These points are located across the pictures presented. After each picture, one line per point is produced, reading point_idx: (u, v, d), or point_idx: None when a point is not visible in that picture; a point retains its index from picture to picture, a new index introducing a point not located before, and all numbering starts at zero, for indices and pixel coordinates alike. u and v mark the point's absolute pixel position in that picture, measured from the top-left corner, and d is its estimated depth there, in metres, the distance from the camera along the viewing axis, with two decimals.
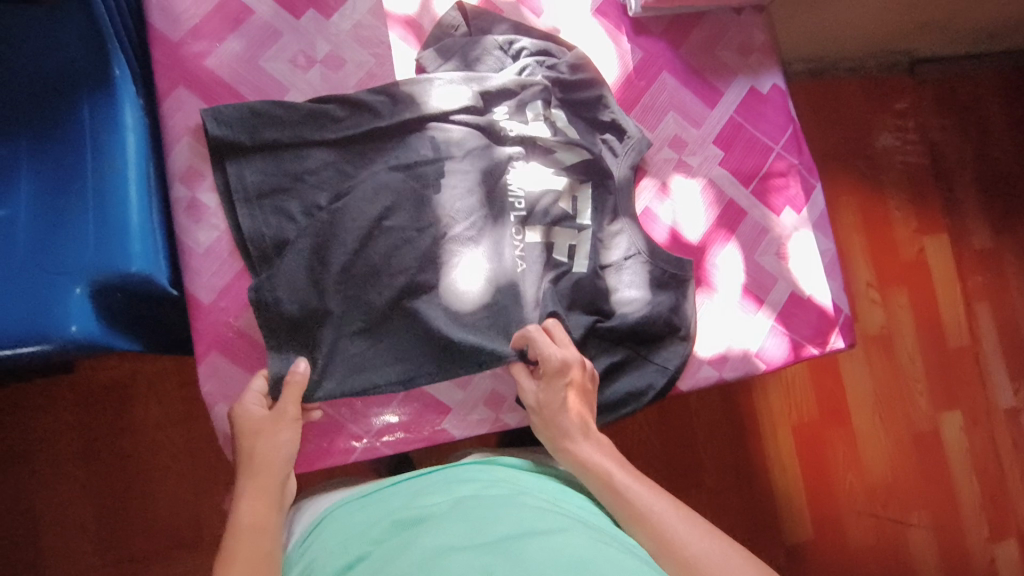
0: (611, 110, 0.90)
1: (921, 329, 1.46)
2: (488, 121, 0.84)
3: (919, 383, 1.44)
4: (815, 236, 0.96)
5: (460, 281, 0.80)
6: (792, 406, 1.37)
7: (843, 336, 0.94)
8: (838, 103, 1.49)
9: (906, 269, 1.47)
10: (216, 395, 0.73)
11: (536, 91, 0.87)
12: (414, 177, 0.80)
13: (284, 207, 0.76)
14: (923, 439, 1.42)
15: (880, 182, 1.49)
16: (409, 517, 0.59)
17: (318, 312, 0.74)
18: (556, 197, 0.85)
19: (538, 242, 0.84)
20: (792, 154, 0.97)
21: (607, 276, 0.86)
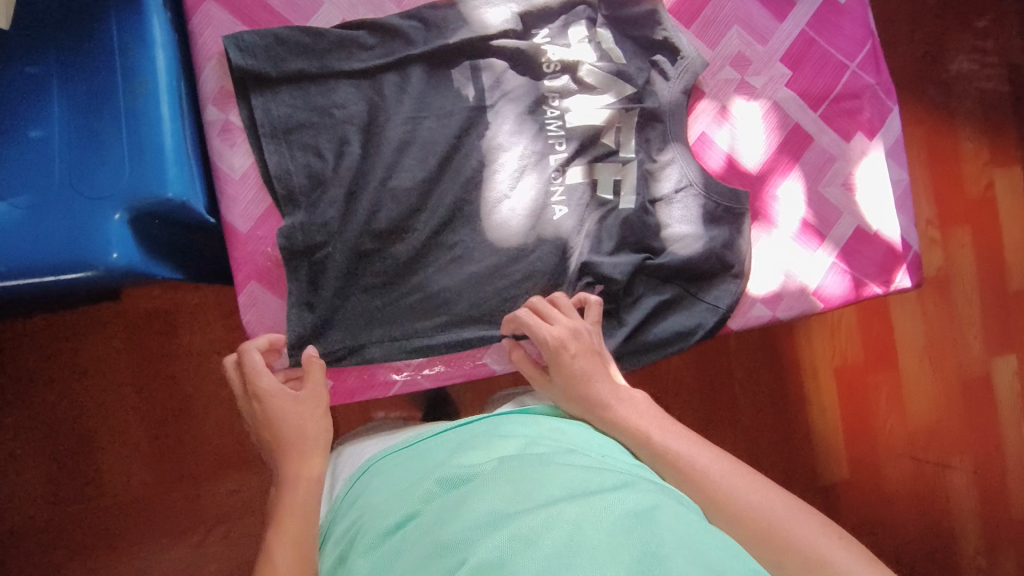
0: (664, 28, 0.81)
1: (981, 270, 1.38)
2: (530, 45, 0.78)
3: (973, 326, 1.38)
4: (887, 164, 0.89)
5: (505, 222, 0.77)
6: (838, 348, 1.32)
7: (910, 275, 0.88)
8: (915, 21, 1.35)
9: (972, 207, 1.38)
10: (258, 325, 0.73)
11: (581, 12, 0.81)
12: (450, 110, 0.76)
13: (313, 142, 0.73)
14: (971, 383, 1.38)
15: (951, 111, 1.37)
16: (449, 474, 0.56)
17: (351, 255, 0.73)
18: (598, 132, 0.79)
19: (581, 181, 0.79)
20: (867, 74, 0.88)
21: (659, 209, 0.81)
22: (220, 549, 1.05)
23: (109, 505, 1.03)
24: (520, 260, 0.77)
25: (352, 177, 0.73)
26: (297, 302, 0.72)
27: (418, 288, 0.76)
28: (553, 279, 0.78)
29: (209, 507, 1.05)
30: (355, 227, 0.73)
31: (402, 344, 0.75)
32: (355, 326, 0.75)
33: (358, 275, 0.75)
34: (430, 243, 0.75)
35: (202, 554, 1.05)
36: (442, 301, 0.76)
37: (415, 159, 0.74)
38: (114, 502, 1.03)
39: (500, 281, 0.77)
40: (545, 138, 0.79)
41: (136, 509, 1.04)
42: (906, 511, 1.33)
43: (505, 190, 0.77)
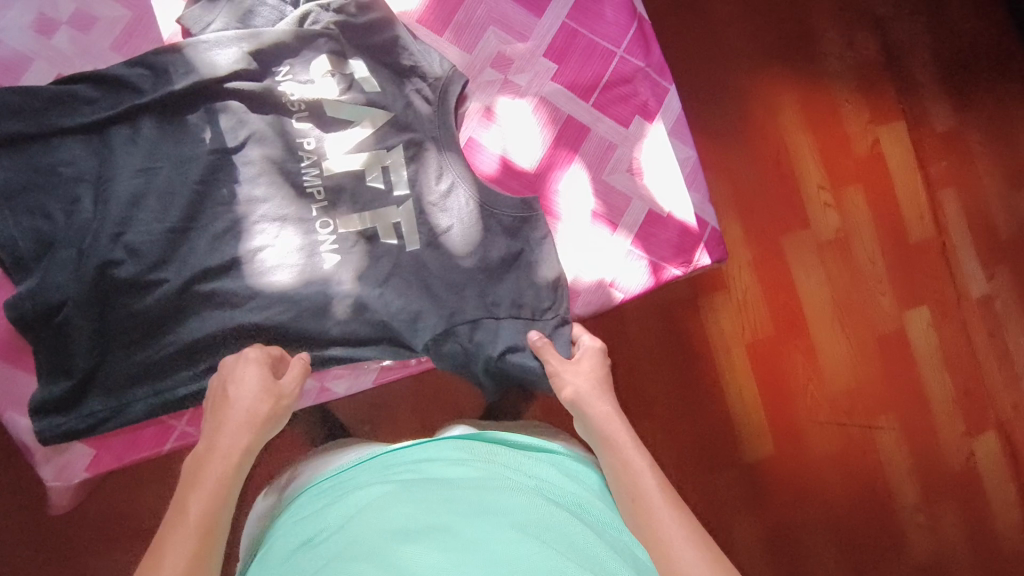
0: (410, 53, 0.78)
1: (881, 225, 1.23)
2: (264, 87, 0.74)
3: (880, 283, 1.23)
4: (670, 143, 0.87)
5: (269, 270, 0.75)
6: (748, 325, 1.19)
7: (710, 252, 0.86)
8: None
9: (862, 166, 1.24)
10: (6, 403, 0.72)
11: (322, 45, 0.76)
12: (190, 157, 0.73)
13: (38, 205, 0.70)
14: (886, 342, 1.22)
15: (824, 74, 1.25)
16: (372, 499, 0.53)
17: (94, 318, 0.70)
18: (362, 174, 0.77)
19: (355, 228, 0.76)
20: (636, 57, 0.86)
21: (429, 216, 0.77)
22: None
23: None
24: (287, 306, 0.74)
25: (83, 236, 0.70)
26: (44, 369, 0.71)
27: (174, 341, 0.73)
28: (324, 318, 0.75)
29: None
30: (90, 287, 0.70)
31: (166, 402, 0.73)
32: (110, 386, 0.72)
33: (109, 336, 0.71)
34: (179, 293, 0.73)
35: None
36: (207, 354, 0.74)
37: (158, 213, 0.72)
38: None
39: (268, 327, 0.74)
40: (304, 187, 0.76)
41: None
42: (834, 489, 1.18)
43: (266, 238, 0.75)
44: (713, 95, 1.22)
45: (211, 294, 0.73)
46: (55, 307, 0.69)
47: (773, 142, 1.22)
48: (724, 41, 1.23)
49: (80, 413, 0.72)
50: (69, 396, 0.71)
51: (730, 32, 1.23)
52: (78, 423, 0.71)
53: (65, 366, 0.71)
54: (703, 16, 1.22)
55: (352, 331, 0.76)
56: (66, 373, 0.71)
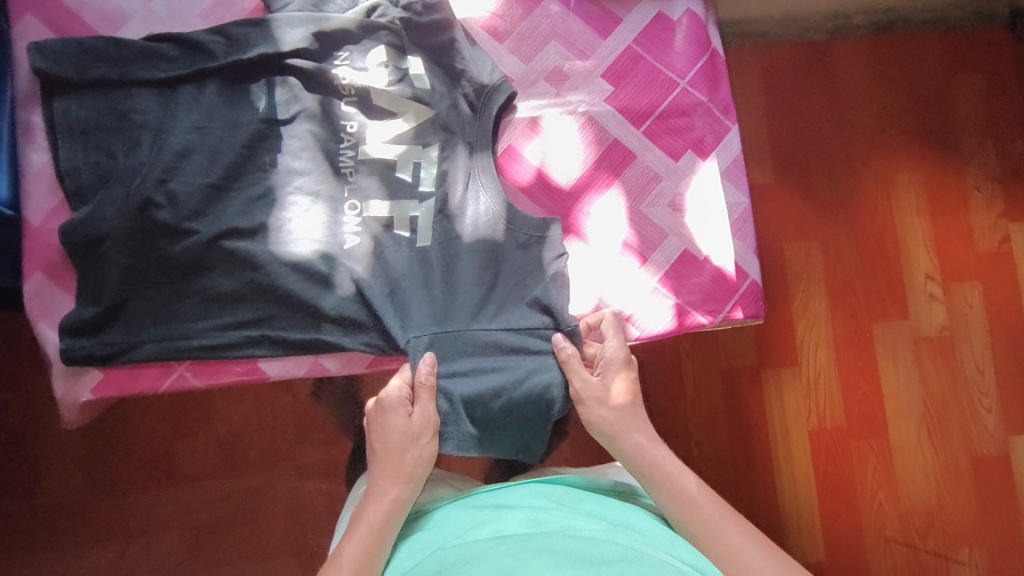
0: (464, 57, 0.79)
1: (997, 333, 1.14)
2: (320, 68, 0.78)
3: (987, 397, 1.13)
4: (722, 184, 0.81)
5: (292, 241, 0.76)
6: (815, 410, 1.11)
7: (744, 307, 0.79)
8: (909, 61, 1.18)
9: (985, 264, 1.15)
10: (38, 313, 0.76)
11: (383, 37, 0.78)
12: (239, 122, 0.77)
13: (107, 144, 0.76)
14: (984, 465, 1.11)
15: (955, 158, 1.16)
16: (461, 557, 0.56)
17: (124, 254, 0.74)
18: (392, 166, 0.78)
19: (375, 219, 0.77)
20: (700, 91, 0.82)
21: (450, 218, 0.77)
22: (150, 561, 0.99)
23: (38, 506, 1.00)
24: (301, 277, 0.75)
25: (138, 177, 0.74)
26: (79, 293, 0.75)
27: (196, 291, 0.75)
28: (331, 296, 0.75)
29: (142, 521, 1.00)
30: (129, 224, 0.74)
31: (173, 348, 0.75)
32: (131, 322, 0.75)
33: (136, 277, 0.74)
34: (206, 246, 0.75)
35: (126, 564, 0.99)
36: (221, 311, 0.75)
37: (206, 170, 0.76)
38: (44, 505, 1.00)
39: (281, 296, 0.75)
40: (340, 169, 0.78)
41: (81, 514, 1.00)
42: None
43: (296, 210, 0.77)
44: (809, 157, 1.16)
45: (234, 252, 0.75)
46: (96, 236, 0.74)
47: (880, 219, 1.15)
48: (845, 108, 1.17)
49: (101, 343, 0.74)
50: (95, 322, 0.74)
51: (849, 98, 1.17)
52: (97, 349, 0.74)
53: (89, 291, 0.74)
54: (824, 77, 1.17)
55: (350, 314, 0.75)
56: (95, 301, 0.74)
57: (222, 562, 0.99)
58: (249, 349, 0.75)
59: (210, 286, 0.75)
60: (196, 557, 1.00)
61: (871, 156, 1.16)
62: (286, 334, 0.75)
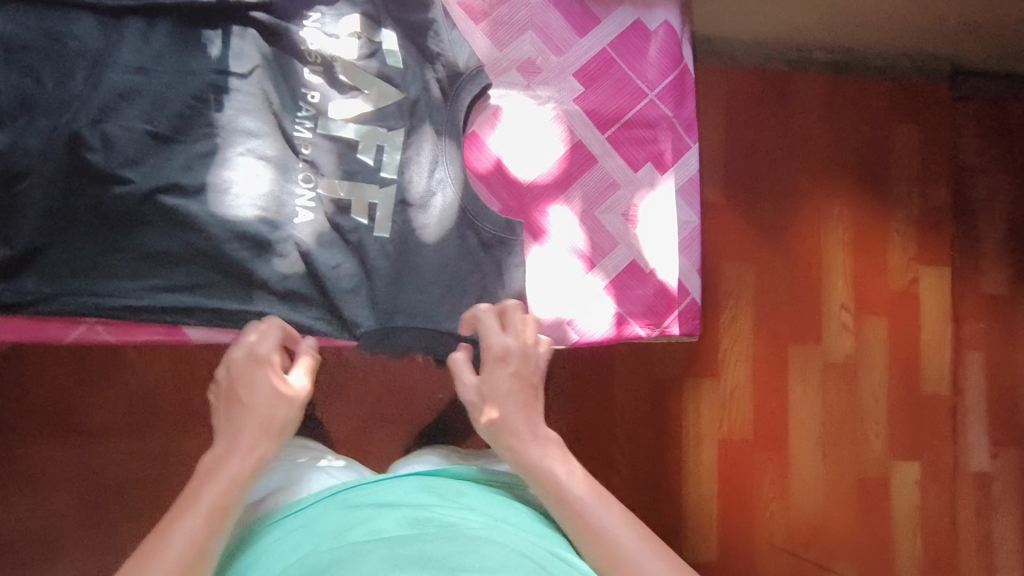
0: (440, 39, 0.77)
1: (895, 367, 1.23)
2: (285, 27, 0.73)
3: (878, 424, 1.22)
4: (677, 202, 0.83)
5: (235, 206, 0.72)
6: (726, 421, 1.17)
7: (681, 323, 0.81)
8: (854, 103, 1.24)
9: (893, 301, 1.23)
10: None
11: (359, 5, 0.75)
12: (190, 70, 0.72)
13: (35, 69, 0.69)
14: (867, 485, 1.21)
15: (883, 201, 1.24)
16: (331, 560, 0.52)
17: (47, 194, 0.68)
18: (354, 146, 0.75)
19: (328, 196, 0.75)
20: (666, 105, 0.83)
21: (411, 210, 0.76)
22: (37, 515, 0.93)
23: None
24: (242, 245, 0.72)
25: (72, 114, 0.69)
26: None
27: (129, 246, 0.71)
28: (276, 269, 0.73)
29: (28, 473, 0.93)
30: (60, 165, 0.68)
31: (91, 302, 0.70)
32: (47, 268, 0.69)
33: (59, 219, 0.69)
34: (143, 199, 0.71)
35: (7, 514, 0.92)
36: (152, 269, 0.71)
37: (149, 117, 0.71)
38: None
39: (223, 264, 0.73)
40: (292, 136, 0.74)
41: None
42: None
43: (242, 172, 0.73)
44: (756, 183, 1.20)
45: (173, 209, 0.71)
46: (16, 171, 0.68)
47: (808, 249, 1.21)
48: (793, 140, 1.22)
49: (11, 288, 0.68)
50: (7, 266, 0.68)
51: (798, 131, 1.22)
52: (4, 296, 0.68)
53: (1, 229, 0.68)
54: (778, 107, 1.21)
55: (296, 289, 0.74)
56: (7, 242, 0.68)
57: (115, 523, 0.94)
58: (177, 316, 0.71)
59: (147, 243, 0.71)
60: (88, 514, 0.93)
61: (811, 189, 1.22)
62: (222, 303, 0.72)
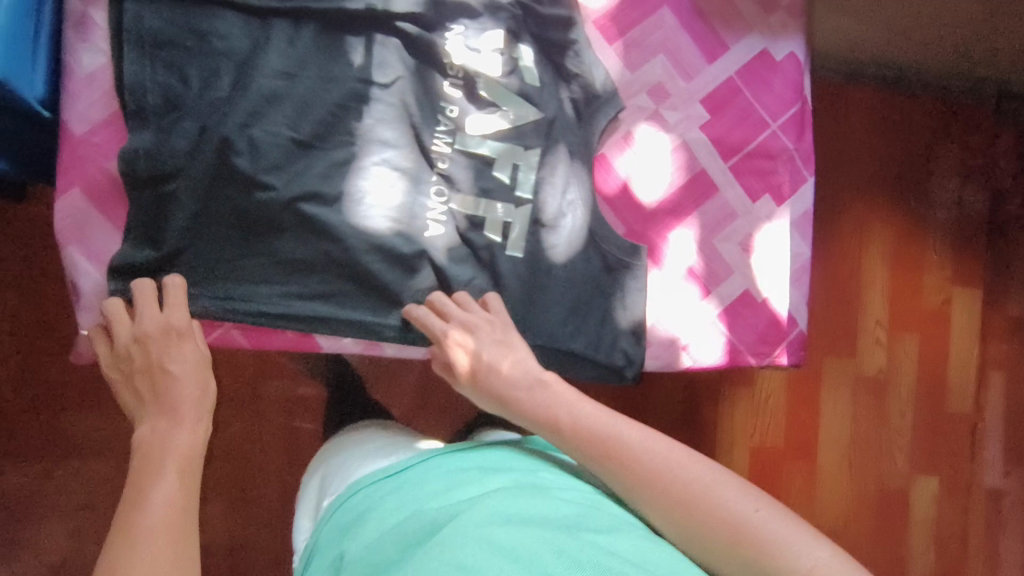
0: (580, 59, 0.76)
1: (921, 384, 1.27)
2: (430, 39, 0.72)
3: (902, 439, 1.26)
4: (790, 235, 0.85)
5: (370, 217, 0.72)
6: (759, 428, 1.20)
7: (789, 353, 0.84)
8: (903, 122, 1.25)
9: (927, 318, 1.26)
10: (70, 236, 0.68)
11: (503, 20, 0.74)
12: (334, 77, 0.71)
13: (180, 66, 0.67)
14: (888, 496, 1.25)
15: (924, 222, 1.26)
16: (444, 512, 0.58)
17: (189, 196, 0.67)
18: (490, 164, 0.75)
19: (463, 211, 0.75)
20: (787, 137, 0.84)
21: (544, 231, 0.77)
22: (69, 493, 0.97)
23: None
24: (378, 258, 0.72)
25: (218, 116, 0.68)
26: (130, 228, 0.67)
27: (265, 253, 0.70)
28: (410, 283, 0.74)
29: (69, 443, 0.97)
30: (206, 168, 0.67)
31: (231, 309, 0.70)
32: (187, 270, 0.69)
33: (200, 223, 0.68)
34: (283, 206, 0.70)
35: (52, 487, 0.96)
36: (288, 277, 0.71)
37: (292, 123, 0.70)
38: None
39: (358, 277, 0.72)
40: (431, 151, 0.74)
41: (11, 432, 0.95)
42: None
43: (378, 183, 0.73)
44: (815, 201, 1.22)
45: (311, 219, 0.70)
46: (161, 173, 0.67)
47: (852, 263, 1.24)
48: (852, 159, 1.23)
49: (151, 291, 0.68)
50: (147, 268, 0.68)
51: (858, 150, 1.24)
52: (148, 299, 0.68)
53: (142, 230, 0.68)
54: (838, 127, 1.23)
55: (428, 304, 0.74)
56: (149, 243, 0.68)
57: None
58: (310, 326, 0.72)
59: (280, 250, 0.70)
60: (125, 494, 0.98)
61: (861, 207, 1.24)
62: (356, 316, 0.72)
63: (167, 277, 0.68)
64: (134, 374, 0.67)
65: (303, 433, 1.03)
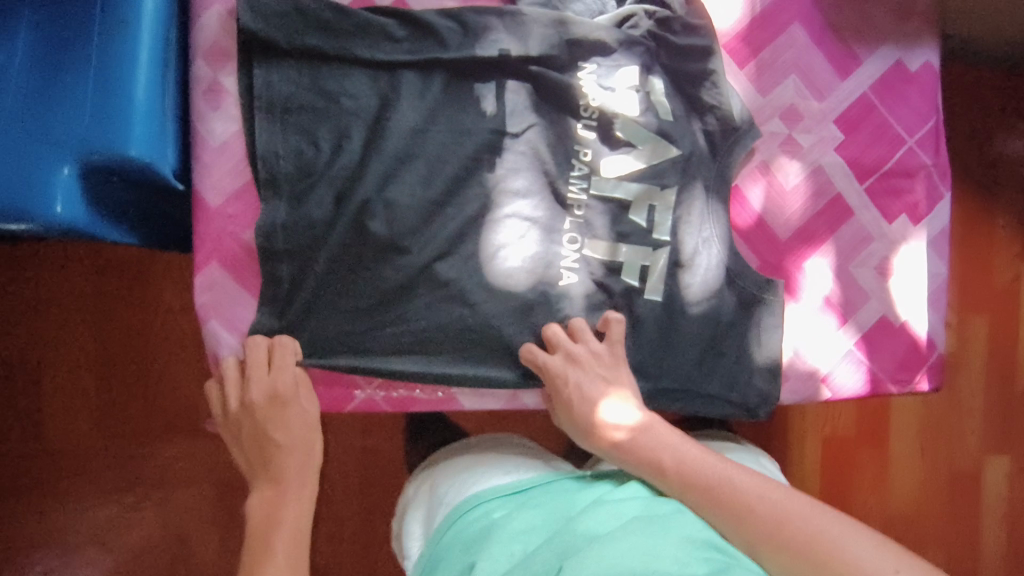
0: (718, 91, 0.73)
1: (993, 363, 1.24)
2: (567, 82, 0.70)
3: (974, 420, 1.24)
4: (928, 254, 0.81)
5: (507, 271, 0.70)
6: (830, 420, 1.19)
7: (931, 379, 0.80)
8: (971, 101, 1.22)
9: (997, 298, 1.23)
10: (210, 310, 0.66)
11: (638, 54, 0.72)
12: (466, 130, 0.69)
13: (312, 130, 0.66)
14: (959, 479, 1.23)
15: (991, 198, 1.23)
16: (567, 546, 0.53)
17: (326, 265, 0.66)
18: (625, 207, 0.73)
19: (602, 257, 0.72)
20: (925, 154, 0.80)
21: (682, 272, 0.74)
22: (161, 526, 0.95)
23: (49, 448, 0.93)
24: (515, 314, 0.70)
25: (351, 180, 0.66)
26: (265, 300, 0.65)
27: (402, 317, 0.68)
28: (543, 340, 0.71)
29: (153, 473, 0.95)
30: (344, 237, 0.66)
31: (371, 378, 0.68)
32: (317, 345, 0.67)
33: (340, 290, 0.67)
34: (418, 271, 0.68)
35: (136, 518, 0.94)
36: (428, 342, 0.69)
37: (423, 182, 0.68)
38: (54, 449, 0.93)
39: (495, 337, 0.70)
40: (565, 199, 0.72)
41: (96, 460, 0.94)
42: None
43: (510, 235, 0.71)
44: None
45: (447, 282, 0.69)
46: (298, 243, 0.65)
47: None
48: None
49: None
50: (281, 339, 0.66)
51: None
52: None
53: (277, 300, 0.66)
54: None
55: None
56: (281, 313, 0.66)
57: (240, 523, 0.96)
58: (447, 392, 0.69)
59: (410, 309, 0.68)
60: (210, 521, 0.96)
61: None
62: (492, 379, 0.70)
63: (279, 336, 0.65)
64: (241, 439, 0.67)
65: (387, 457, 1.00)
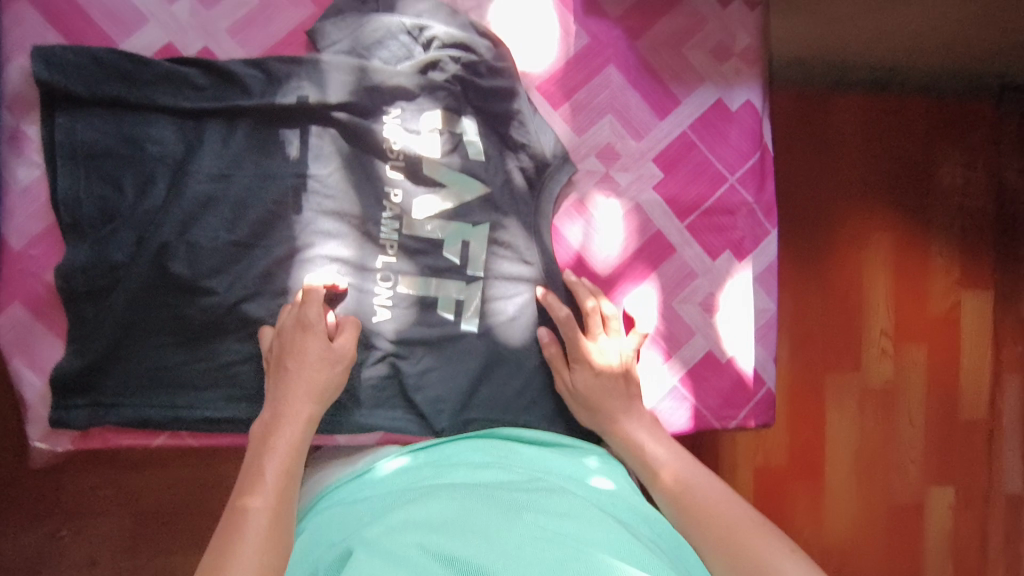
0: (526, 129, 0.75)
1: (933, 390, 1.16)
2: (369, 126, 0.72)
3: (913, 451, 1.15)
4: (754, 290, 0.81)
5: None
6: (762, 447, 1.10)
7: (756, 415, 0.81)
8: (899, 135, 1.14)
9: (931, 326, 1.15)
10: (14, 349, 0.68)
11: (441, 98, 0.74)
12: (273, 172, 0.71)
13: (113, 175, 0.68)
14: (898, 512, 1.15)
15: (927, 230, 1.15)
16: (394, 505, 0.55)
17: (125, 305, 0.67)
18: (438, 245, 0.74)
19: (413, 292, 0.73)
20: (748, 190, 0.81)
21: (494, 306, 0.75)
22: None
23: None
24: None
25: (153, 221, 0.68)
26: (70, 339, 0.68)
27: (210, 356, 0.70)
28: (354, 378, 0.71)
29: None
30: (146, 279, 0.68)
31: (171, 415, 0.69)
32: (123, 384, 0.69)
33: (142, 329, 0.69)
34: (226, 310, 0.69)
35: None
36: (235, 381, 0.70)
37: (229, 224, 0.70)
38: None
39: None
40: (378, 237, 0.73)
41: None
42: None
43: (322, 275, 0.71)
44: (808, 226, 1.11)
45: (255, 321, 0.70)
46: (98, 283, 0.67)
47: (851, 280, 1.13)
48: (846, 175, 1.12)
49: (96, 401, 0.68)
50: (87, 378, 0.68)
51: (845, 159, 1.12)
52: (80, 417, 0.68)
53: (78, 338, 0.68)
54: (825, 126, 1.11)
55: (380, 391, 0.72)
56: (85, 352, 0.68)
57: None
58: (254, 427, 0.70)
59: (220, 349, 0.70)
60: None
61: (859, 216, 1.13)
62: None
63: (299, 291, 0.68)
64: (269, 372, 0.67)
65: None
